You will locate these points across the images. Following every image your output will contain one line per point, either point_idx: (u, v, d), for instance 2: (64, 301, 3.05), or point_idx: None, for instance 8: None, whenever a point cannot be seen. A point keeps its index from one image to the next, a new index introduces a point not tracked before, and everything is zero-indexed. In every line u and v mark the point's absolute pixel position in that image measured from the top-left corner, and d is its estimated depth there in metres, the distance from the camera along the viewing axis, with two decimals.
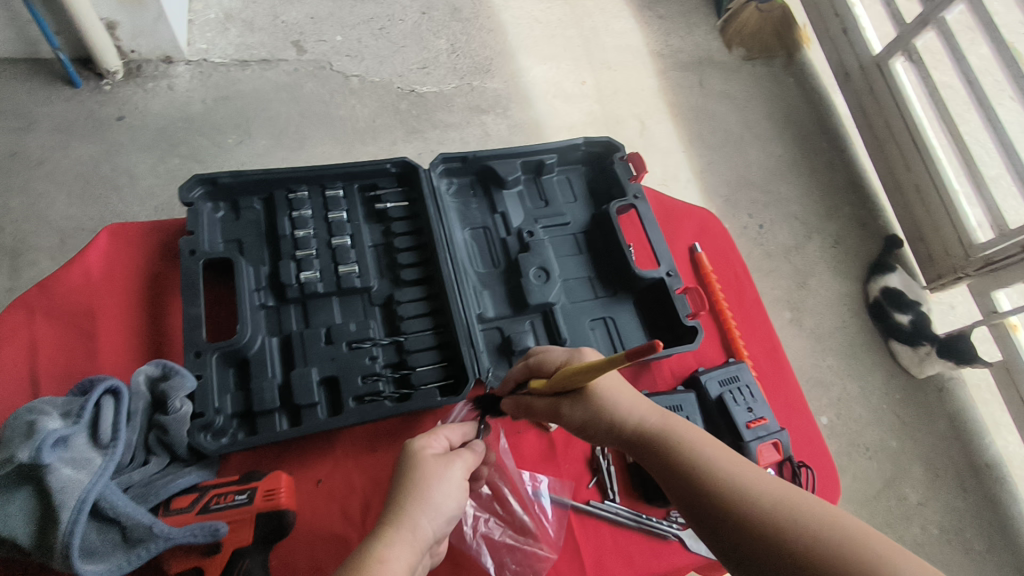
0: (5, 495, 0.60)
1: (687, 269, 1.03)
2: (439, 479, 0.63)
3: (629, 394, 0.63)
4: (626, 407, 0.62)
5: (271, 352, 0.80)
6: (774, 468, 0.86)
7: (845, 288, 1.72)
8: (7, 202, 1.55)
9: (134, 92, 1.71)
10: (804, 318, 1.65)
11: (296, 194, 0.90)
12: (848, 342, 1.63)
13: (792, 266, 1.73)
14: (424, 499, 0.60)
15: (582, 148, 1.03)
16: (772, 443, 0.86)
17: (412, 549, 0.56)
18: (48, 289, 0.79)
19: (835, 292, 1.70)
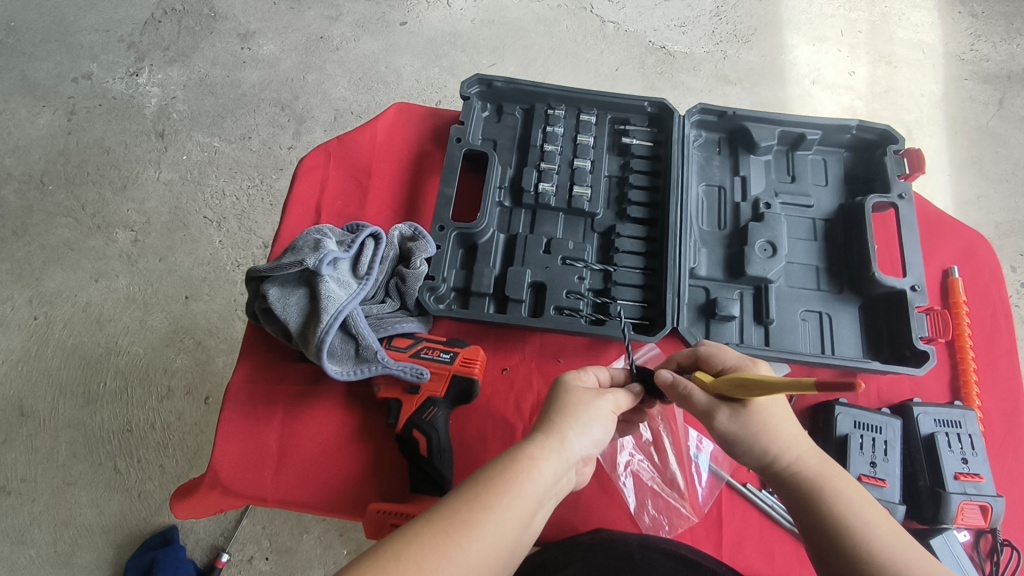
0: (289, 290, 0.76)
1: (933, 291, 0.90)
2: (589, 407, 0.61)
3: (793, 434, 0.59)
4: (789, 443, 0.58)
5: (496, 245, 0.88)
6: (971, 533, 0.75)
7: None
8: (304, 75, 1.85)
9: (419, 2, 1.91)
10: None
11: (555, 111, 0.96)
12: None
13: None
14: (578, 419, 0.59)
15: (853, 131, 0.95)
16: (980, 505, 0.74)
17: (561, 458, 0.56)
18: (344, 144, 0.95)
19: None
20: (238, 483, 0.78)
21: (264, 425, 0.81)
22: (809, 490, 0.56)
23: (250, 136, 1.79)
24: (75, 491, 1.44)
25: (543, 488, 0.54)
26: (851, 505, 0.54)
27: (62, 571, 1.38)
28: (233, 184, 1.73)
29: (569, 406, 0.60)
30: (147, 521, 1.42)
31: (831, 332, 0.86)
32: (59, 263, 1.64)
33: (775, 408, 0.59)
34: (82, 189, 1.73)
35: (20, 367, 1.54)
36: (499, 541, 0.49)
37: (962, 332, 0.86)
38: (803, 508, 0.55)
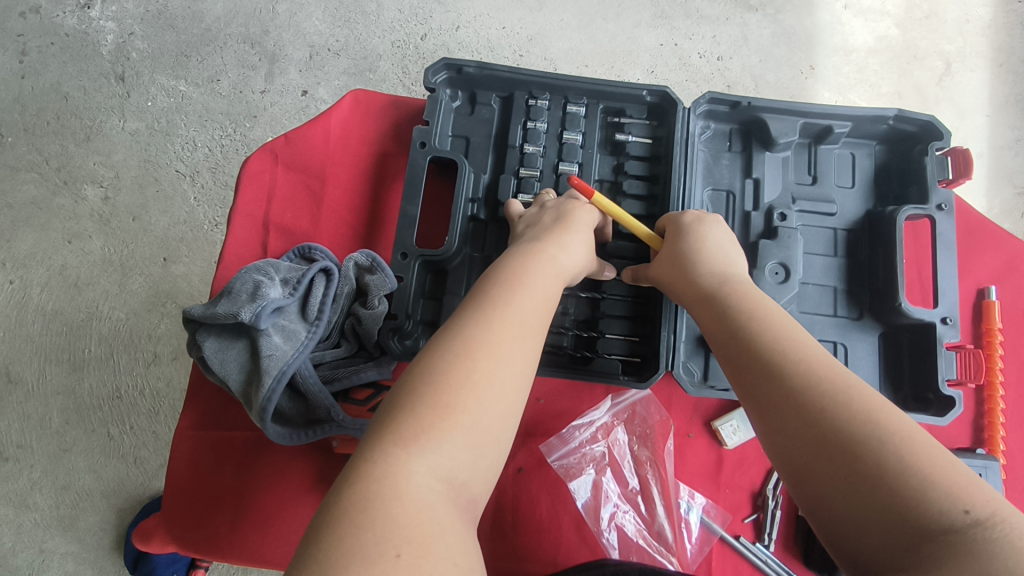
0: (228, 342, 0.67)
1: (965, 317, 0.80)
2: (574, 233, 0.65)
3: (723, 266, 0.62)
4: (715, 270, 0.62)
5: (469, 270, 0.78)
6: None
7: None
8: (274, 7, 1.64)
9: None
10: None
11: (537, 102, 0.81)
12: None
13: None
14: (557, 238, 0.63)
15: (889, 123, 0.80)
16: None
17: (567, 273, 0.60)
18: (293, 144, 0.82)
19: None
20: (179, 523, 0.73)
21: (213, 467, 0.75)
22: (728, 305, 0.57)
23: (218, 79, 1.61)
24: (71, 457, 1.41)
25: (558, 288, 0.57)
26: (761, 312, 0.55)
27: (68, 533, 1.38)
28: (204, 134, 1.58)
29: (576, 225, 0.66)
30: (144, 487, 1.41)
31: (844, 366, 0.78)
32: (29, 223, 1.53)
33: (705, 243, 0.65)
34: (43, 140, 1.58)
35: (3, 334, 1.47)
36: (515, 331, 0.48)
37: (992, 369, 0.77)
38: (720, 317, 0.56)
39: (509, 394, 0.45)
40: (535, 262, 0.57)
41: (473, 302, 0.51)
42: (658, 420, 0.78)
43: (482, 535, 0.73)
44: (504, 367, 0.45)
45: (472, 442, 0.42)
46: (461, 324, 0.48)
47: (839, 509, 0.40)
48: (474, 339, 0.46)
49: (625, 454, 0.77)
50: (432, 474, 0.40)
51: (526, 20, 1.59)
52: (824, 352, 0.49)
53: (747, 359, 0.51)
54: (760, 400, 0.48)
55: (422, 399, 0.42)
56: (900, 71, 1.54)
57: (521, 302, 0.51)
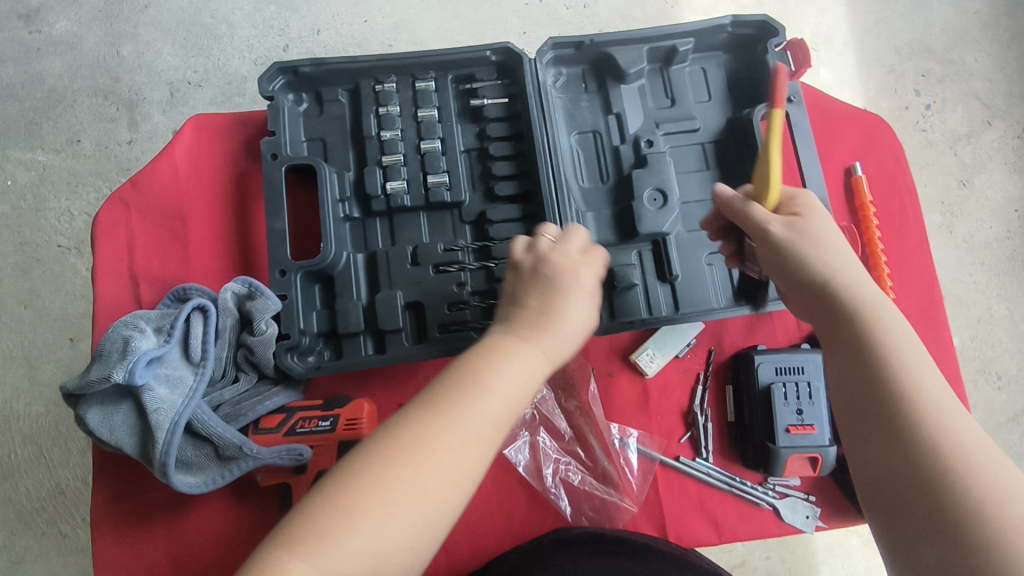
0: (112, 406, 0.63)
1: (839, 196, 0.84)
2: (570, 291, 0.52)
3: (827, 249, 0.53)
4: (817, 256, 0.52)
5: (355, 271, 0.75)
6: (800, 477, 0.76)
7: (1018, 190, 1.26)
8: (118, 51, 1.51)
9: None
10: (958, 224, 1.22)
11: (384, 86, 0.79)
12: (1010, 257, 1.23)
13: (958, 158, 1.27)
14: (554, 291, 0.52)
15: (728, 30, 0.81)
16: (809, 457, 0.72)
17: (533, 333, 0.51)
18: (140, 188, 0.78)
19: (1004, 196, 1.25)
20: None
21: (138, 537, 0.71)
22: (830, 295, 0.50)
23: (79, 140, 1.46)
24: None
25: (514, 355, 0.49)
26: (864, 300, 0.49)
27: None
28: (79, 201, 1.43)
29: (585, 271, 0.54)
30: None
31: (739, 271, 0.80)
32: None
33: (823, 230, 0.54)
34: None
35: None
36: (475, 418, 0.44)
37: (872, 239, 0.81)
38: (817, 304, 0.51)
39: (438, 497, 0.41)
40: (496, 338, 0.49)
41: (440, 385, 0.46)
42: (578, 368, 0.79)
43: None
44: (439, 458, 0.41)
45: (385, 543, 0.39)
46: (410, 414, 0.44)
47: (896, 502, 0.41)
48: (408, 434, 0.42)
49: (554, 409, 0.78)
50: (329, 572, 0.37)
51: (387, 8, 1.53)
52: (917, 358, 0.45)
53: (842, 353, 0.48)
54: (849, 395, 0.46)
55: (334, 496, 0.39)
56: None
57: (484, 394, 0.45)
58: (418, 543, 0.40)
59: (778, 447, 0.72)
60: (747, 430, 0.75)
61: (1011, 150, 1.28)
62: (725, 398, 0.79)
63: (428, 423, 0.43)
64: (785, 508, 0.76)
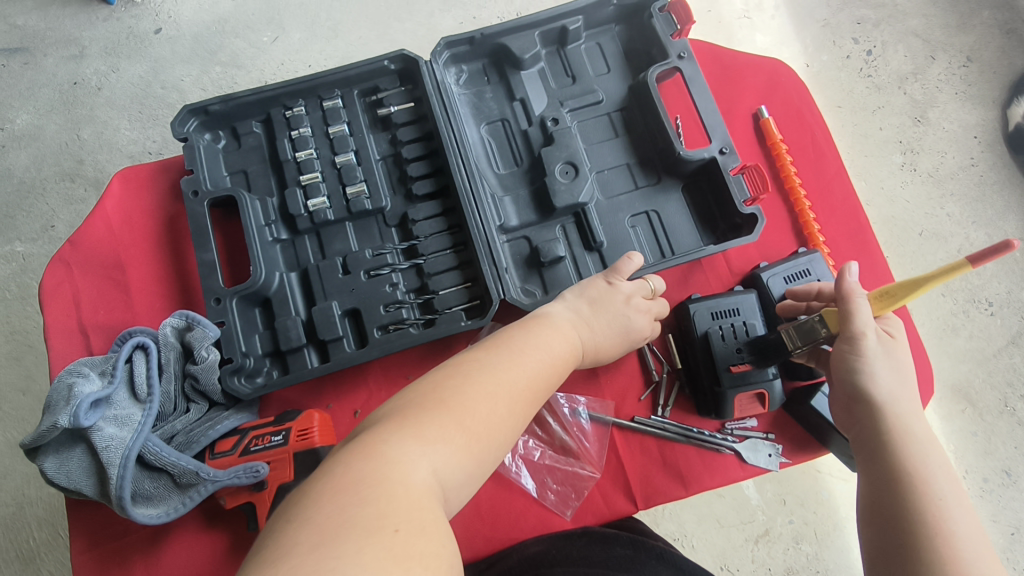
0: (65, 452, 0.65)
1: (750, 141, 0.86)
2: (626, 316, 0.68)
3: (903, 381, 0.54)
4: (891, 382, 0.54)
5: (291, 289, 0.78)
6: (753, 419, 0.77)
7: (974, 116, 1.26)
8: (78, 133, 1.55)
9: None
10: (922, 160, 1.23)
11: (293, 111, 0.83)
12: (975, 183, 1.23)
13: (908, 96, 1.27)
14: (606, 313, 0.66)
15: (613, 2, 0.84)
16: (756, 393, 0.73)
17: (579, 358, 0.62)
18: (79, 246, 0.81)
19: (964, 124, 1.26)
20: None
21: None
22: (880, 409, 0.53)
23: (53, 225, 1.50)
24: None
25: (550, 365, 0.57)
26: (913, 423, 0.52)
27: None
28: None
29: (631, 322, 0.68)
30: None
31: (663, 228, 0.81)
32: None
33: (904, 358, 0.55)
34: None
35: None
36: (515, 410, 0.49)
37: (788, 174, 0.84)
38: (867, 415, 0.54)
39: (505, 428, 0.48)
40: (545, 325, 0.60)
41: (490, 348, 0.54)
42: None
43: None
44: (485, 435, 0.46)
45: (465, 449, 0.44)
46: (471, 365, 0.51)
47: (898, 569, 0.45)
48: (474, 374, 0.49)
49: None
50: (425, 465, 0.41)
51: (329, 50, 1.57)
52: (952, 479, 0.49)
53: (880, 453, 0.52)
54: (878, 484, 0.50)
55: (438, 415, 0.45)
56: None
57: (536, 357, 0.54)
58: (483, 462, 0.45)
59: (723, 388, 0.72)
60: (694, 378, 0.77)
61: (960, 78, 1.28)
62: (669, 351, 0.80)
63: (490, 368, 0.51)
64: (747, 450, 0.76)
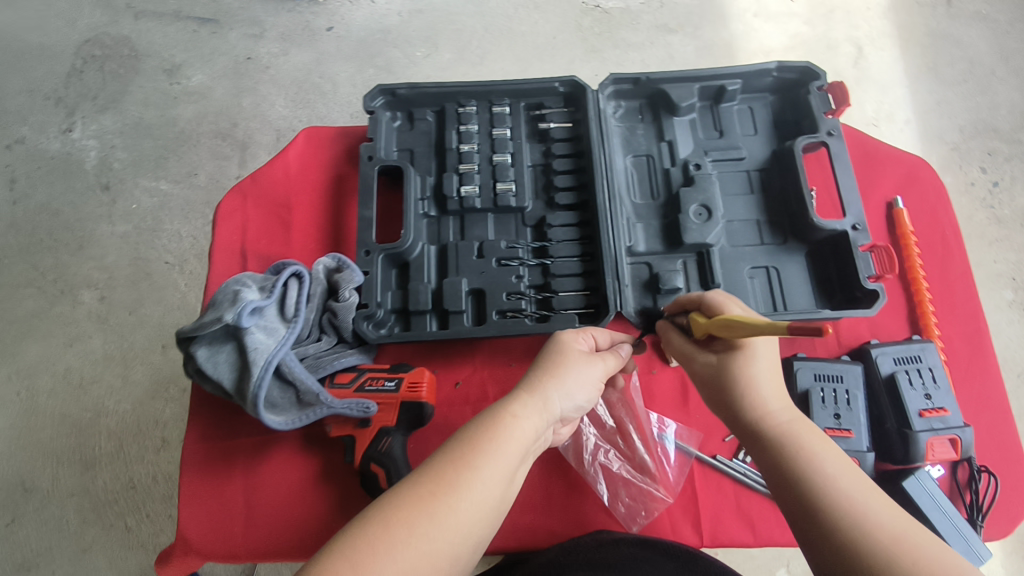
0: (218, 346, 0.75)
1: (880, 225, 0.89)
2: (578, 371, 0.64)
3: (777, 396, 0.55)
4: (769, 406, 0.54)
5: (428, 259, 0.86)
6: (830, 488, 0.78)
7: None
8: (239, 101, 1.75)
9: (341, 3, 1.82)
10: None
11: (466, 108, 0.93)
12: None
13: None
14: (561, 379, 0.62)
15: (773, 73, 0.91)
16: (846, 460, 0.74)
17: (542, 416, 0.58)
18: (258, 182, 0.92)
19: None
20: (194, 532, 0.79)
21: (218, 477, 0.81)
22: (781, 444, 0.52)
23: (196, 173, 1.70)
24: (87, 557, 1.40)
25: (523, 439, 0.55)
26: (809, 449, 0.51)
27: None
28: (188, 225, 1.65)
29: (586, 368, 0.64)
30: None
31: (780, 286, 0.85)
32: (31, 335, 1.57)
33: (760, 363, 0.56)
34: (38, 256, 1.64)
35: (11, 446, 1.48)
36: (468, 510, 0.49)
37: (912, 263, 0.85)
38: (770, 458, 0.52)
39: (431, 575, 0.45)
40: (500, 430, 0.54)
41: (431, 472, 0.50)
42: None
43: None
44: (432, 543, 0.46)
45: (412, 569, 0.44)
46: (396, 501, 0.48)
47: None
48: (396, 523, 0.46)
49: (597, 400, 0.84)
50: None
51: (472, 75, 1.72)
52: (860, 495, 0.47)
53: (792, 498, 0.49)
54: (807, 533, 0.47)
55: (376, 530, 0.46)
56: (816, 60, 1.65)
57: (482, 479, 0.50)
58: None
59: None
60: None
61: None
62: None
63: (415, 516, 0.47)
64: None
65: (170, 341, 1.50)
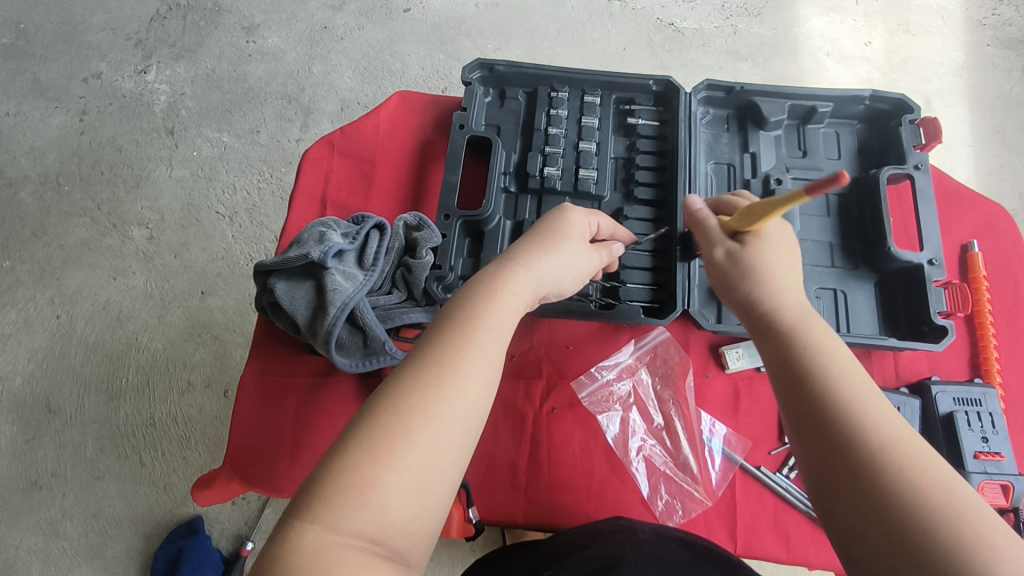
0: (297, 283, 0.77)
1: (952, 267, 0.89)
2: (557, 258, 0.62)
3: (795, 294, 0.60)
4: (787, 298, 0.60)
5: (503, 232, 0.88)
6: None
7: None
8: (310, 67, 1.77)
9: None
10: None
11: (558, 93, 0.94)
12: None
13: None
14: (538, 264, 0.60)
15: (866, 102, 0.91)
16: None
17: (520, 294, 0.57)
18: (347, 136, 0.95)
19: None
20: (241, 465, 0.80)
21: (270, 414, 0.83)
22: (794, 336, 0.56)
23: (259, 130, 1.72)
24: (103, 484, 1.42)
25: (507, 318, 0.55)
26: (825, 349, 0.55)
27: (95, 561, 1.37)
28: (244, 178, 1.67)
29: (560, 256, 0.62)
30: (172, 513, 1.40)
31: (845, 311, 0.85)
32: (78, 263, 1.60)
33: (779, 264, 0.62)
34: (96, 188, 1.68)
35: (44, 366, 1.51)
36: (467, 386, 0.49)
37: (982, 307, 0.84)
38: (778, 345, 0.57)
39: (445, 453, 0.46)
40: (484, 312, 0.53)
41: (425, 355, 0.49)
42: (678, 361, 0.85)
43: (520, 468, 0.79)
44: (437, 425, 0.46)
45: (428, 453, 0.45)
46: (398, 388, 0.47)
47: (873, 515, 0.45)
48: (405, 412, 0.46)
49: (649, 394, 0.84)
50: (355, 538, 0.41)
51: None
52: (874, 398, 0.51)
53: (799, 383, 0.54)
54: (811, 421, 0.51)
55: (383, 424, 0.45)
56: None
57: (474, 351, 0.50)
58: (431, 499, 0.45)
59: None
60: None
61: None
62: None
63: (422, 402, 0.46)
64: None
65: (225, 289, 1.56)
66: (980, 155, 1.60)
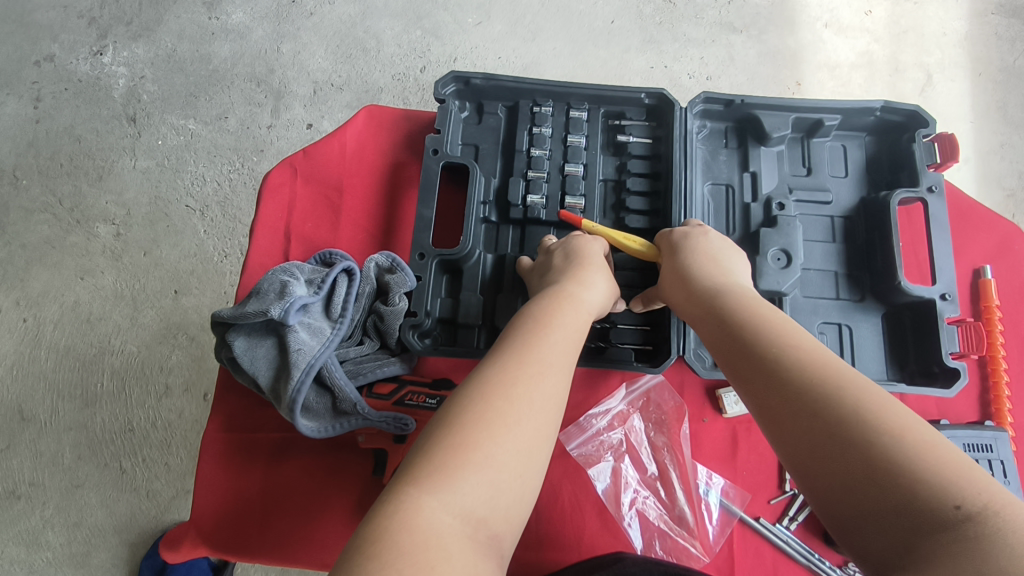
0: (258, 340, 0.71)
1: (963, 295, 0.84)
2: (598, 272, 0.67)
3: (728, 277, 0.64)
4: (726, 280, 0.63)
5: (483, 267, 0.81)
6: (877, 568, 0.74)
7: None
8: (279, 46, 1.64)
9: None
10: None
11: (541, 108, 0.86)
12: None
13: None
14: (586, 280, 0.64)
15: (877, 114, 0.84)
16: None
17: (578, 306, 0.60)
18: (310, 158, 0.86)
19: None
20: (209, 527, 0.75)
21: (242, 473, 0.77)
22: (728, 307, 0.58)
23: (226, 116, 1.60)
24: (84, 492, 1.36)
25: (573, 322, 0.57)
26: (756, 312, 0.56)
27: (80, 571, 1.31)
28: (213, 169, 1.57)
29: (592, 265, 0.67)
30: (156, 520, 1.34)
31: (850, 347, 0.80)
32: (42, 262, 1.51)
33: (701, 260, 0.67)
34: (56, 181, 1.57)
35: (12, 373, 1.43)
36: (547, 374, 0.49)
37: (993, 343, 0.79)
38: (716, 321, 0.58)
39: (534, 440, 0.45)
40: (552, 317, 0.56)
41: (507, 351, 0.51)
42: (673, 406, 0.81)
43: None
44: (523, 406, 0.46)
45: (524, 438, 0.44)
46: (490, 373, 0.48)
47: (826, 451, 0.42)
48: (494, 395, 0.46)
49: (642, 441, 0.79)
50: (460, 515, 0.39)
51: (521, 50, 1.61)
52: (813, 343, 0.50)
53: (739, 346, 0.53)
54: (754, 376, 0.50)
55: (480, 407, 0.45)
56: (883, 83, 1.57)
57: (549, 342, 0.52)
58: (526, 489, 0.43)
59: None
60: None
61: None
62: None
63: (514, 386, 0.47)
64: None
65: (191, 295, 1.48)
66: (982, 132, 1.53)
